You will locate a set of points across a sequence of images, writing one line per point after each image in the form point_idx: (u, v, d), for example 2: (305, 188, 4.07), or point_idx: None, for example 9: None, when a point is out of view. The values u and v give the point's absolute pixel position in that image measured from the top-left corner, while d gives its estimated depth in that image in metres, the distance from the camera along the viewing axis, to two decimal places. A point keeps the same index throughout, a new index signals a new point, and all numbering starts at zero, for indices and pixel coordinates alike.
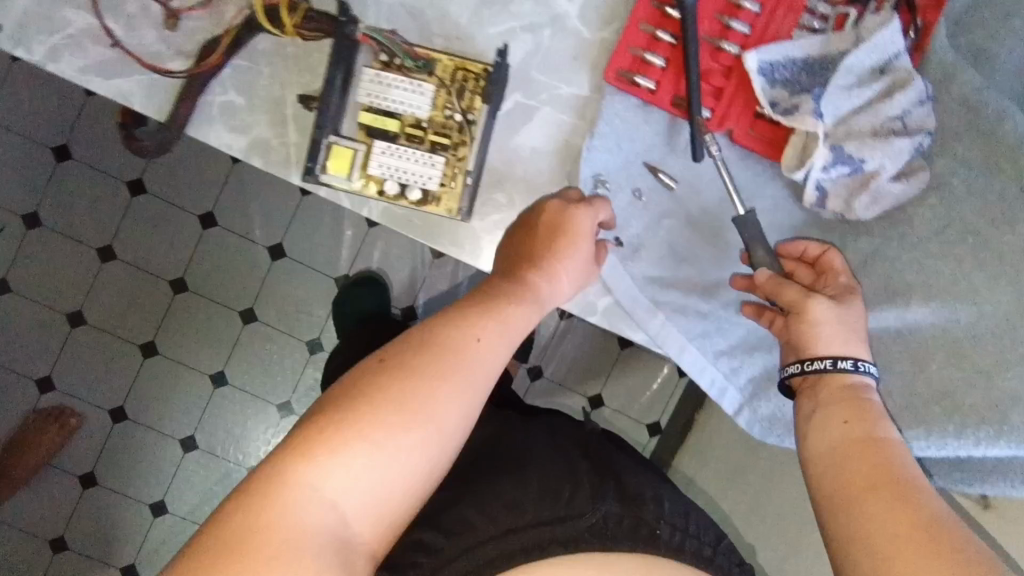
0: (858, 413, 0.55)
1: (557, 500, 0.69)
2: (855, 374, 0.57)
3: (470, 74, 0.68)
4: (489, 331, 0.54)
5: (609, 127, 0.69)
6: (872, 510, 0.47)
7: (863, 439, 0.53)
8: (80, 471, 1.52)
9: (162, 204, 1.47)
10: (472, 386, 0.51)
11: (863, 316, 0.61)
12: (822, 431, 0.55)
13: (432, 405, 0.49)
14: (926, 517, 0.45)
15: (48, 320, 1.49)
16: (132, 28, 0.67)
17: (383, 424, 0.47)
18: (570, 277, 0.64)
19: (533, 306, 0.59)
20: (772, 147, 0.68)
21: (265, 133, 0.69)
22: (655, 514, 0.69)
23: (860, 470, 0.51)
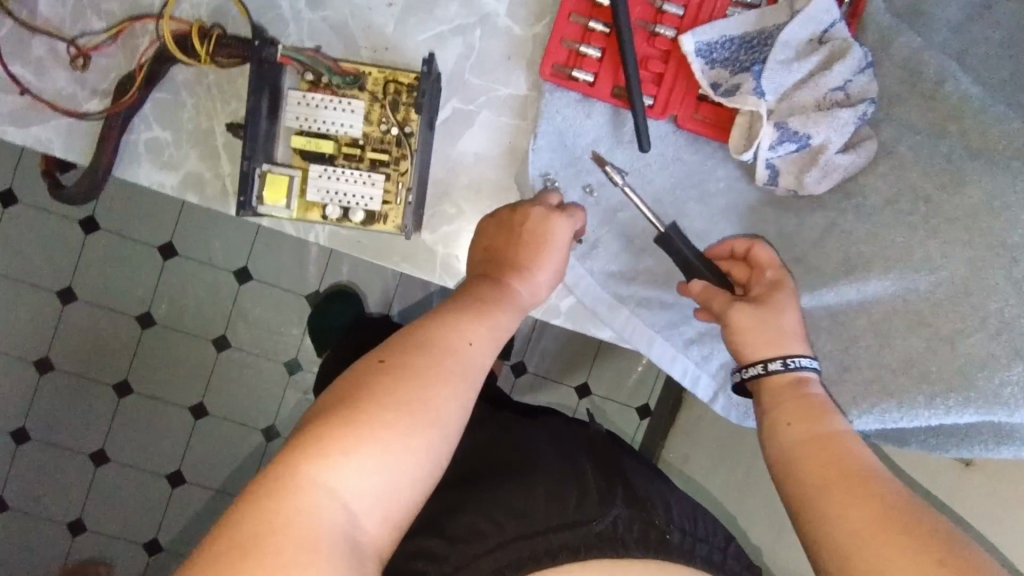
0: (808, 412, 0.55)
1: (566, 506, 0.66)
2: (804, 372, 0.58)
3: (401, 85, 0.66)
4: (484, 332, 0.52)
5: (550, 125, 0.67)
6: (839, 506, 0.47)
7: (821, 435, 0.54)
8: (68, 519, 1.48)
9: (118, 239, 1.43)
10: (473, 389, 0.49)
11: (794, 307, 0.61)
12: (783, 429, 0.55)
13: (438, 409, 0.46)
14: (892, 502, 0.46)
15: (15, 370, 1.45)
16: (41, 72, 0.63)
17: (387, 428, 0.44)
18: (554, 277, 0.62)
19: (518, 308, 0.57)
20: (718, 129, 0.67)
21: (198, 167, 0.67)
22: (664, 517, 0.68)
23: (823, 469, 0.51)
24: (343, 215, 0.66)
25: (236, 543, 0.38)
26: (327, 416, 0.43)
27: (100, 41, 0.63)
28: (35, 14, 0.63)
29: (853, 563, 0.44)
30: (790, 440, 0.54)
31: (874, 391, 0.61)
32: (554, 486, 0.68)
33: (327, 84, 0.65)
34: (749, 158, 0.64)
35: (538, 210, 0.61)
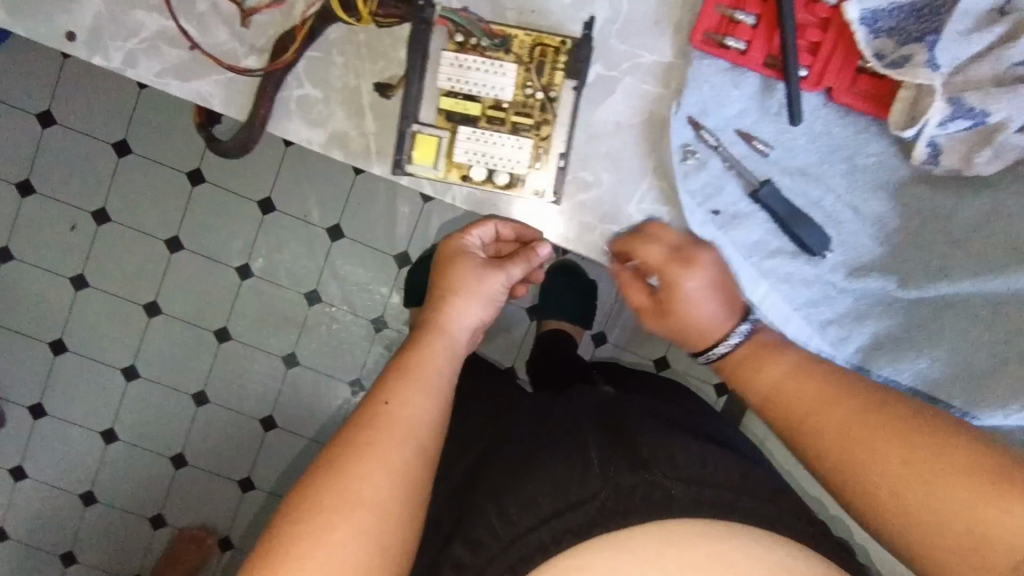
0: (765, 360, 0.68)
1: (571, 484, 0.66)
2: (738, 349, 0.70)
3: (548, 49, 0.65)
4: (405, 395, 0.63)
5: (696, 93, 0.66)
6: (832, 426, 0.59)
7: (783, 374, 0.66)
8: (170, 453, 1.58)
9: (222, 192, 1.49)
10: (396, 449, 0.60)
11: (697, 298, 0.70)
12: (752, 379, 0.68)
13: (360, 488, 0.57)
14: (869, 400, 0.59)
15: (125, 312, 1.53)
16: (204, 27, 0.65)
17: (316, 526, 0.56)
18: (479, 305, 0.72)
19: (441, 348, 0.68)
20: (876, 103, 0.64)
21: (344, 125, 0.68)
22: (666, 473, 0.65)
23: (800, 402, 0.63)
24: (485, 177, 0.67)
25: None
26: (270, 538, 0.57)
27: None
28: None
29: (845, 468, 0.58)
30: (762, 385, 0.67)
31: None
32: (553, 470, 0.68)
33: (475, 45, 0.64)
34: (911, 135, 0.62)
35: (451, 265, 0.73)
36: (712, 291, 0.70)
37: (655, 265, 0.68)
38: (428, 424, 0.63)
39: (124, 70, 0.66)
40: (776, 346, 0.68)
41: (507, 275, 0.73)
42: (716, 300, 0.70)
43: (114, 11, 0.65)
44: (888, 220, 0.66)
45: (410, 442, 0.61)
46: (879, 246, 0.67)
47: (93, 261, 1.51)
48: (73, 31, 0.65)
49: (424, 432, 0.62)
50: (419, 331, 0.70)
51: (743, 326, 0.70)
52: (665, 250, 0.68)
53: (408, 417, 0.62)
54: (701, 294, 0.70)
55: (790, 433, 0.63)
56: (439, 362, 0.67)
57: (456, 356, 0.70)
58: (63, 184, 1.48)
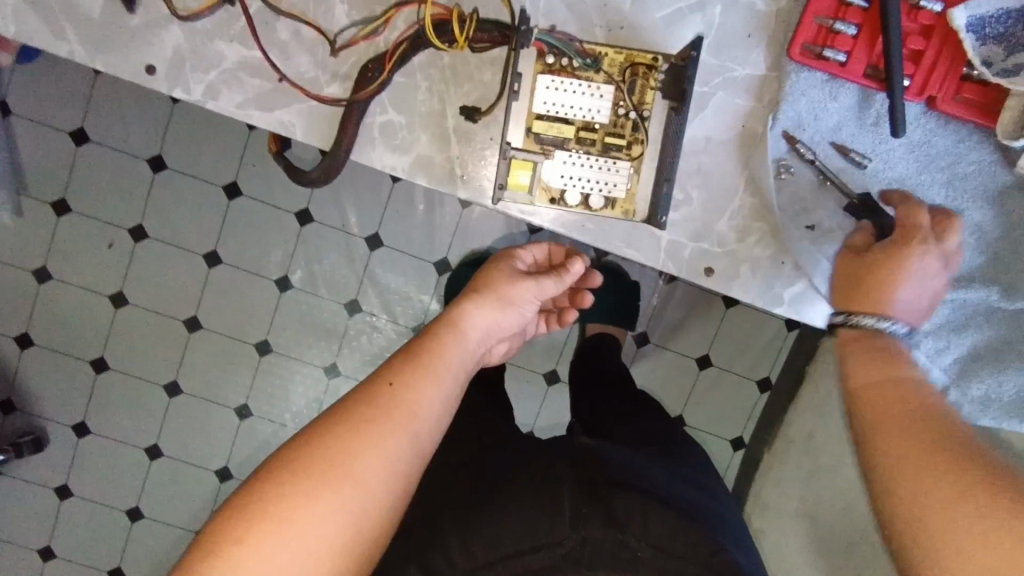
0: (891, 358, 0.56)
1: (534, 531, 0.63)
2: (879, 333, 0.59)
3: (640, 66, 0.63)
4: (415, 381, 0.60)
5: (793, 107, 0.64)
6: (902, 447, 0.48)
7: (901, 377, 0.54)
8: (214, 467, 1.58)
9: (259, 205, 1.47)
10: (400, 437, 0.57)
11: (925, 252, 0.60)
12: (856, 367, 0.57)
13: (354, 466, 0.54)
14: (956, 442, 0.47)
15: (165, 328, 1.52)
16: (287, 55, 0.64)
17: (299, 492, 0.52)
18: (510, 311, 0.71)
19: (462, 342, 0.66)
20: (982, 112, 0.62)
21: (429, 151, 0.66)
22: (639, 534, 0.62)
23: (895, 409, 0.51)
24: (581, 202, 0.65)
25: None
26: (241, 500, 0.52)
27: (373, 31, 0.62)
28: None
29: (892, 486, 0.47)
30: (876, 376, 0.55)
31: None
32: (528, 512, 0.65)
33: (567, 65, 0.63)
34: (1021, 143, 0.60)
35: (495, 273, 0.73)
36: (928, 281, 0.61)
37: (909, 223, 0.61)
38: (432, 430, 0.60)
39: (205, 101, 0.65)
40: (904, 352, 0.57)
41: (539, 284, 0.73)
42: (919, 297, 0.61)
43: (194, 42, 0.64)
44: (988, 229, 0.65)
45: (412, 445, 0.58)
46: (979, 256, 0.66)
47: (132, 278, 1.50)
48: (153, 64, 0.64)
49: (428, 436, 0.59)
50: (436, 320, 0.68)
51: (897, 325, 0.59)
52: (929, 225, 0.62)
53: (418, 407, 0.59)
54: (916, 269, 0.60)
55: (866, 426, 0.52)
56: (455, 355, 0.65)
57: (471, 354, 0.67)
58: (99, 202, 1.47)
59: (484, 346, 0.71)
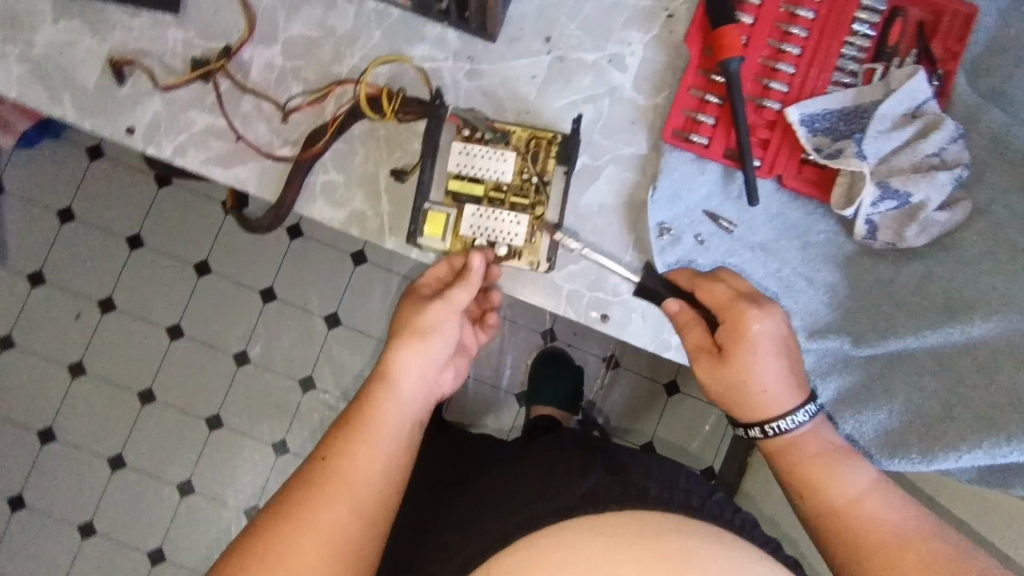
0: (841, 466, 0.69)
1: (553, 488, 0.75)
2: (806, 423, 0.70)
3: (542, 141, 0.76)
4: (350, 450, 0.66)
5: (668, 179, 0.76)
6: (900, 558, 0.63)
7: (859, 489, 0.68)
8: (149, 547, 1.54)
9: (226, 282, 1.56)
10: (336, 512, 0.62)
11: (760, 325, 0.70)
12: (826, 483, 0.69)
13: (291, 548, 0.60)
14: (937, 548, 0.62)
15: (120, 399, 1.55)
16: (248, 123, 0.76)
17: None
18: (434, 344, 0.73)
19: (392, 394, 0.70)
20: (820, 188, 0.75)
21: (362, 206, 0.77)
22: (641, 478, 0.76)
23: (874, 529, 0.65)
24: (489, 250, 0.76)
25: None
26: None
27: (317, 99, 0.75)
28: (248, 77, 0.77)
29: None
30: (839, 497, 0.68)
31: (982, 427, 0.67)
32: (543, 482, 0.77)
33: (480, 137, 0.76)
34: (850, 214, 0.73)
35: (415, 302, 0.74)
36: (776, 348, 0.70)
37: (725, 303, 0.71)
38: (374, 487, 0.65)
39: (174, 158, 0.77)
40: (845, 452, 0.70)
41: (457, 302, 0.73)
42: (785, 364, 0.71)
43: (170, 109, 0.76)
44: (839, 287, 0.75)
45: (355, 513, 0.63)
46: (832, 311, 0.76)
47: (94, 349, 1.55)
48: (133, 126, 0.76)
49: (372, 499, 0.65)
50: (370, 376, 0.72)
51: (810, 407, 0.71)
52: (738, 293, 0.72)
53: (357, 474, 0.65)
54: (762, 342, 0.70)
55: (846, 543, 0.66)
56: (388, 410, 0.69)
57: (410, 411, 0.71)
58: (73, 275, 1.55)
59: (427, 393, 0.74)
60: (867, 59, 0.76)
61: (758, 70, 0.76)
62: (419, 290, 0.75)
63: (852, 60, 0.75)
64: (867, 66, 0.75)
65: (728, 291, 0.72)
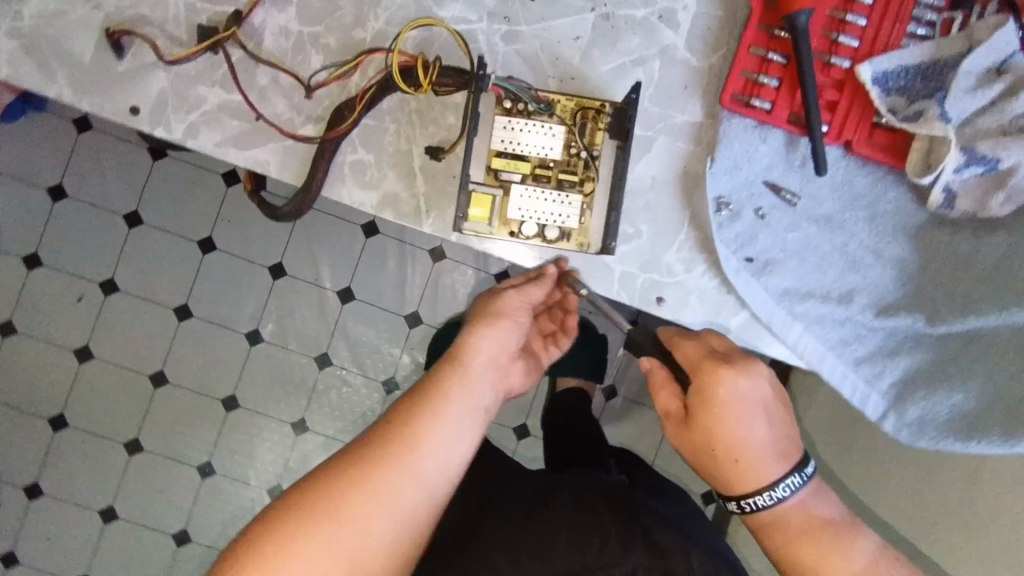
0: (836, 542, 0.65)
1: (587, 549, 0.76)
2: (790, 496, 0.66)
3: (589, 111, 0.70)
4: (411, 421, 0.60)
5: (727, 150, 0.70)
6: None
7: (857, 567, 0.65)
8: (173, 530, 1.52)
9: (234, 258, 1.49)
10: (386, 486, 0.57)
11: (738, 384, 0.65)
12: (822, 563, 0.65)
13: (342, 502, 0.56)
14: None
15: (131, 383, 1.50)
16: (265, 98, 0.69)
17: (288, 534, 0.55)
18: (506, 333, 0.68)
19: (462, 376, 0.64)
20: (892, 154, 0.69)
21: (396, 187, 0.71)
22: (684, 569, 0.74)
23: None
24: (559, 236, 0.71)
25: None
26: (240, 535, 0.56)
27: (344, 73, 0.68)
28: (261, 46, 0.69)
29: None
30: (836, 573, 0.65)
31: None
32: (572, 535, 0.77)
33: (523, 109, 0.69)
34: (928, 181, 0.67)
35: (494, 293, 0.72)
36: (752, 407, 0.66)
37: (693, 362, 0.68)
38: (434, 466, 0.60)
39: (186, 140, 0.69)
40: (845, 533, 0.66)
41: (528, 293, 0.71)
42: (771, 419, 0.67)
43: (177, 85, 0.68)
44: (909, 261, 0.71)
45: (412, 490, 0.58)
46: (901, 285, 0.72)
47: (100, 332, 1.49)
48: (137, 106, 0.69)
49: (425, 483, 0.59)
50: (444, 357, 0.67)
51: (794, 478, 0.66)
52: (709, 349, 0.68)
53: (415, 451, 0.59)
54: (738, 404, 0.65)
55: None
56: (457, 389, 0.63)
57: (480, 399, 0.64)
58: (72, 256, 1.48)
59: (499, 380, 0.68)
60: (944, 6, 0.69)
61: (825, 24, 0.69)
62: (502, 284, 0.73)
63: (929, 9, 0.68)
64: (945, 14, 0.68)
65: (696, 349, 0.69)
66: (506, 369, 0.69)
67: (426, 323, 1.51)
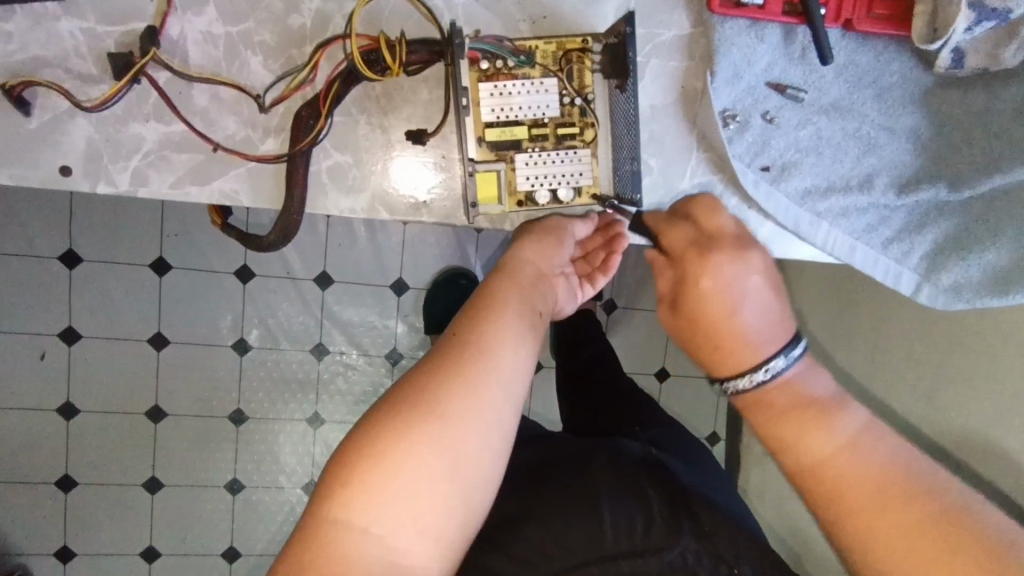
0: (815, 420, 0.56)
1: (633, 532, 0.65)
2: (771, 382, 0.60)
3: (573, 52, 0.64)
4: (483, 322, 0.55)
5: (726, 58, 0.66)
6: (885, 538, 0.48)
7: (835, 449, 0.54)
8: (221, 550, 1.48)
9: (195, 273, 1.36)
10: (476, 382, 0.51)
11: (728, 263, 0.66)
12: (796, 442, 0.56)
13: (437, 403, 0.49)
14: (921, 512, 0.48)
15: (128, 426, 1.40)
16: (211, 121, 0.61)
17: (388, 445, 0.48)
18: (549, 247, 0.63)
19: (518, 283, 0.60)
20: (896, 23, 0.65)
21: (382, 185, 0.65)
22: (732, 550, 0.65)
23: (853, 494, 0.51)
24: (573, 196, 0.67)
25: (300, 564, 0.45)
26: (331, 464, 0.49)
27: (304, 79, 0.60)
28: (187, 61, 0.60)
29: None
30: (809, 457, 0.55)
31: None
32: (617, 510, 0.66)
33: (505, 68, 0.63)
34: (937, 47, 0.63)
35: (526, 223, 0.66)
36: (742, 292, 0.65)
37: (680, 251, 0.67)
38: (516, 366, 0.54)
39: (136, 189, 0.62)
40: (830, 403, 0.57)
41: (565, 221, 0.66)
42: (762, 302, 0.65)
43: (105, 128, 0.60)
44: (923, 131, 0.68)
45: (497, 396, 0.52)
46: (918, 158, 0.69)
47: (77, 385, 1.37)
48: (67, 164, 0.60)
49: (511, 382, 0.53)
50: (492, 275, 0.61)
51: (777, 361, 0.61)
52: (697, 239, 0.67)
53: (497, 347, 0.53)
54: (727, 289, 0.65)
55: (831, 521, 0.52)
56: (517, 296, 0.58)
57: (536, 305, 0.60)
58: (15, 315, 1.32)
59: (547, 297, 0.62)
60: None
61: None
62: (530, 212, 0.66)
63: None
64: None
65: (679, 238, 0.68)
66: (547, 289, 0.63)
67: (413, 287, 1.44)
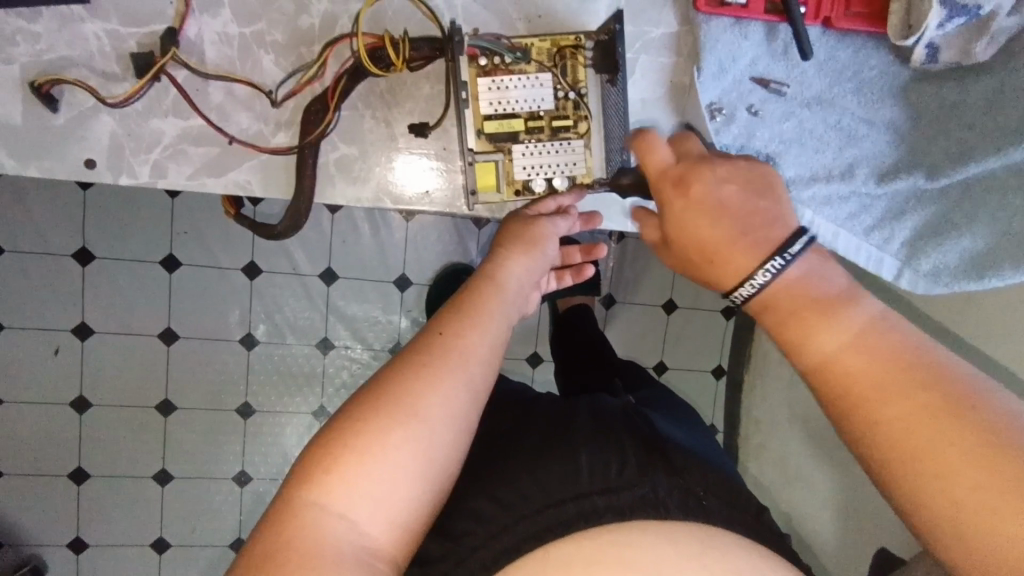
0: (823, 318, 0.53)
1: (608, 473, 0.61)
2: (767, 287, 0.56)
3: (566, 49, 0.68)
4: (467, 329, 0.56)
5: (712, 54, 0.70)
6: (894, 422, 0.47)
7: (842, 343, 0.51)
8: (228, 541, 1.51)
9: (203, 270, 1.40)
10: (456, 386, 0.53)
11: (712, 173, 0.60)
12: (805, 340, 0.54)
13: (420, 405, 0.50)
14: (927, 400, 0.47)
15: (139, 419, 1.44)
16: (226, 116, 0.65)
17: (370, 436, 0.48)
18: (535, 256, 0.64)
19: (502, 291, 0.60)
20: (873, 20, 0.69)
21: (386, 176, 0.69)
22: (702, 485, 0.62)
23: (860, 387, 0.49)
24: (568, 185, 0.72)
25: (275, 540, 0.46)
26: (314, 447, 0.50)
27: (313, 75, 0.64)
28: (204, 60, 0.64)
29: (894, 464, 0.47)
30: (818, 352, 0.52)
31: None
32: (593, 454, 0.64)
33: (502, 64, 0.67)
34: (910, 43, 0.67)
35: (519, 218, 0.66)
36: (720, 200, 0.59)
37: (658, 172, 0.63)
38: (487, 375, 0.56)
39: (156, 181, 0.66)
40: (841, 301, 0.54)
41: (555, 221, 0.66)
42: (752, 208, 0.59)
43: (128, 123, 0.64)
44: (901, 122, 0.72)
45: (471, 403, 0.53)
46: (896, 149, 0.72)
47: (89, 380, 1.41)
48: (92, 158, 0.65)
49: (485, 388, 0.55)
50: (474, 276, 0.62)
51: (776, 260, 0.56)
52: (669, 162, 0.63)
53: (475, 354, 0.55)
54: (710, 198, 0.59)
55: (838, 411, 0.51)
56: (500, 306, 0.59)
57: (513, 316, 0.61)
58: (30, 311, 1.36)
59: (522, 307, 0.64)
60: None
61: None
62: (523, 211, 0.66)
63: None
64: None
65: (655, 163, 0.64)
66: (523, 298, 0.64)
67: (415, 283, 1.48)
